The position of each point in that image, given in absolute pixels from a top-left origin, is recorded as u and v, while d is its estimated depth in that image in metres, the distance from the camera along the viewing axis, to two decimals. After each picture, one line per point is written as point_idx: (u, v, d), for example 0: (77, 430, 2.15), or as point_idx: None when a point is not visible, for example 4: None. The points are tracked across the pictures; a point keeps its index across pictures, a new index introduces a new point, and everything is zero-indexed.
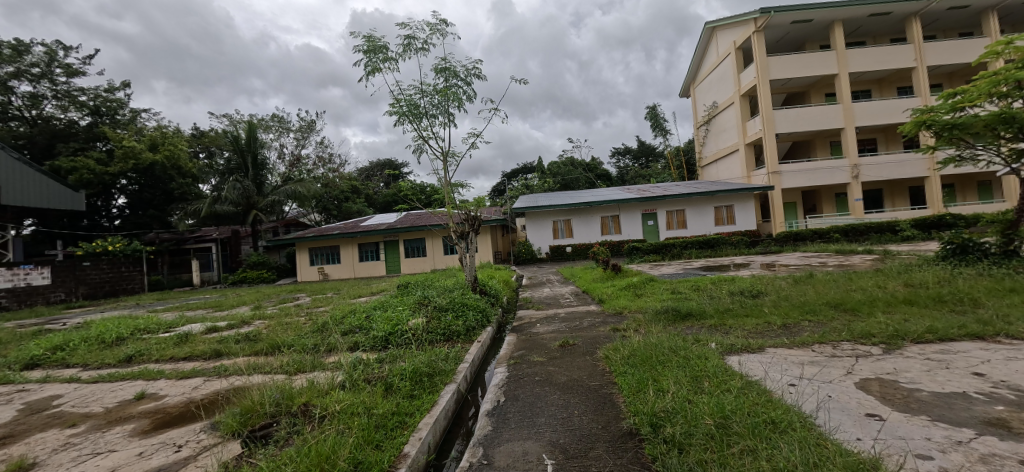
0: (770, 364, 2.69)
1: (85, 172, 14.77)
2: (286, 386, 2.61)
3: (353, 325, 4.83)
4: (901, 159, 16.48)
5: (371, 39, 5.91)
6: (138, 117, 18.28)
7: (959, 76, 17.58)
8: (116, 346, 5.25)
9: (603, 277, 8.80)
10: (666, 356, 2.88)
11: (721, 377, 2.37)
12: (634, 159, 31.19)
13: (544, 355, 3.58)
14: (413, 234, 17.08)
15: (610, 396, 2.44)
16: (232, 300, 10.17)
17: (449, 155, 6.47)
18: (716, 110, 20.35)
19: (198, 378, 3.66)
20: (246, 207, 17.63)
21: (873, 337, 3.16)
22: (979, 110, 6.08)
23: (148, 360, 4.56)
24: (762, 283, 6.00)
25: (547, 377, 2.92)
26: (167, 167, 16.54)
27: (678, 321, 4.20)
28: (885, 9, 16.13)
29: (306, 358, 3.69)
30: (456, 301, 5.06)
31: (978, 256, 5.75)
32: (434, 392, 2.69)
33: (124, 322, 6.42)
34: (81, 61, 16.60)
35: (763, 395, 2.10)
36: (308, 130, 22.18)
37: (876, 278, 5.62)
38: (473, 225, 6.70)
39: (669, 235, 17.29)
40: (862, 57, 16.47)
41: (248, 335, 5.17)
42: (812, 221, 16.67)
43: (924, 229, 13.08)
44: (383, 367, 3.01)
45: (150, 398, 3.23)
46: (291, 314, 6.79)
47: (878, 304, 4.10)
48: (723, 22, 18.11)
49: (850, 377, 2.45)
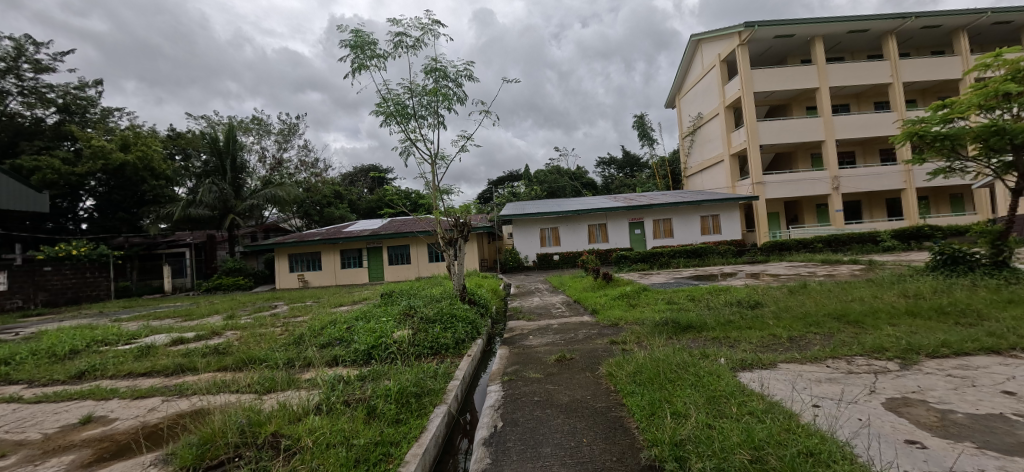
0: (788, 382, 2.51)
1: (48, 172, 13.93)
2: (254, 411, 2.28)
3: (333, 338, 4.49)
4: (880, 171, 16.95)
5: (359, 35, 5.66)
6: (110, 116, 17.44)
7: (932, 92, 18.31)
8: (67, 360, 4.73)
9: (594, 286, 8.63)
10: (676, 372, 2.67)
11: (741, 398, 2.17)
12: (620, 169, 31.48)
13: (540, 371, 3.33)
14: (398, 240, 16.65)
15: (620, 420, 2.21)
16: (203, 308, 9.62)
17: (438, 158, 6.25)
18: (701, 121, 20.67)
19: (156, 399, 3.25)
20: (223, 211, 17.07)
21: (887, 351, 3.01)
22: (962, 123, 6.22)
23: (103, 375, 4.10)
24: (758, 293, 5.89)
25: (547, 397, 2.66)
26: (139, 168, 15.74)
27: (679, 333, 4.01)
28: (863, 26, 16.70)
29: (279, 375, 3.35)
30: (445, 312, 4.75)
31: (968, 267, 5.80)
32: (423, 416, 2.40)
33: (81, 333, 5.87)
34: (51, 57, 15.81)
35: (790, 419, 1.91)
36: (290, 133, 21.61)
37: (871, 289, 5.57)
38: (462, 231, 6.44)
39: (656, 243, 17.31)
40: (842, 72, 16.96)
41: (217, 348, 4.75)
42: (797, 230, 16.90)
43: (905, 240, 13.38)
44: (364, 388, 2.69)
45: (98, 422, 2.82)
46: (266, 324, 6.36)
47: (880, 315, 3.99)
48: (708, 35, 18.48)
49: (875, 397, 2.29)
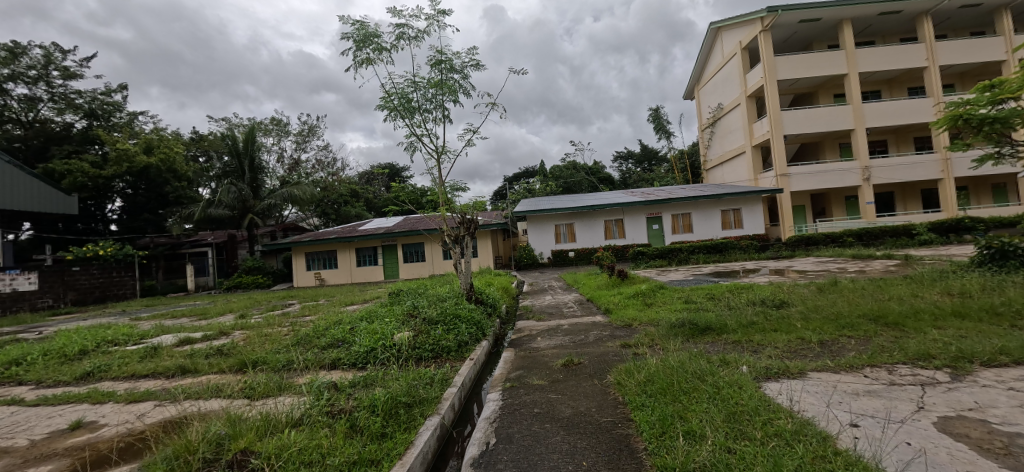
0: (819, 395, 2.22)
1: (79, 175, 14.43)
2: (234, 422, 2.15)
3: (335, 339, 4.35)
4: (915, 161, 15.96)
5: (363, 27, 5.52)
6: (135, 119, 17.96)
7: (971, 75, 17.19)
8: (77, 361, 4.76)
9: (609, 284, 8.37)
10: (692, 382, 2.40)
11: (765, 415, 1.92)
12: (637, 163, 30.79)
13: (545, 377, 3.11)
14: (411, 238, 16.63)
15: (625, 439, 1.97)
16: (218, 307, 9.70)
17: (445, 154, 6.08)
18: (721, 112, 19.96)
19: (149, 403, 3.17)
20: (242, 211, 17.39)
21: (934, 359, 2.67)
22: (1010, 105, 5.68)
23: (106, 377, 4.09)
24: (784, 291, 5.51)
25: (548, 410, 2.43)
26: (162, 170, 16.20)
27: (697, 336, 3.71)
28: (896, 8, 15.75)
29: (274, 378, 3.23)
30: (448, 312, 4.56)
31: (1018, 262, 5.29)
32: (410, 430, 2.21)
33: (94, 334, 5.92)
34: (79, 64, 16.33)
35: (825, 444, 1.66)
36: (308, 133, 21.93)
37: (910, 286, 5.11)
38: (469, 228, 6.20)
39: (674, 239, 16.80)
40: (872, 57, 16.04)
41: (220, 349, 4.69)
42: (824, 224, 16.11)
43: (943, 232, 12.56)
44: (353, 397, 2.51)
45: (86, 429, 2.75)
46: (274, 324, 6.33)
47: (923, 317, 3.60)
48: (728, 22, 17.74)
49: (924, 415, 1.98)
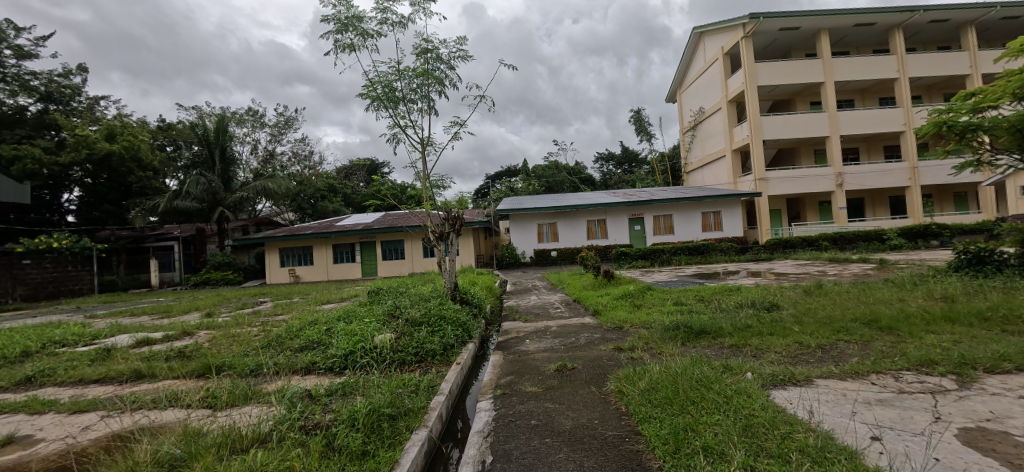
0: (828, 404, 2.13)
1: (29, 162, 13.31)
2: (188, 443, 1.86)
3: (311, 340, 4.03)
4: (886, 169, 16.58)
5: (346, 9, 5.19)
6: (96, 104, 16.79)
7: (938, 88, 18.03)
8: (17, 363, 4.28)
9: (594, 284, 8.26)
10: (698, 391, 2.25)
11: (782, 428, 1.78)
12: (618, 165, 31.06)
13: (538, 384, 2.93)
14: (391, 235, 16.19)
15: (637, 456, 1.80)
16: (184, 304, 9.14)
17: (430, 147, 5.82)
18: (703, 116, 20.25)
19: (95, 414, 2.80)
20: (211, 203, 16.53)
21: (937, 365, 2.62)
22: (989, 114, 5.84)
23: (51, 382, 3.67)
24: (771, 293, 5.50)
25: (546, 421, 2.25)
26: (125, 159, 15.18)
27: (692, 340, 3.61)
28: (870, 20, 16.31)
29: (241, 385, 2.93)
30: (433, 313, 4.31)
31: (995, 267, 5.45)
32: (396, 446, 1.98)
33: (39, 333, 5.39)
34: (34, 43, 15.12)
35: (855, 463, 1.52)
36: (286, 125, 21.08)
37: (892, 290, 5.17)
38: (454, 225, 5.92)
39: (656, 240, 16.93)
40: (847, 66, 16.57)
41: (182, 351, 4.30)
42: (799, 228, 16.54)
43: (911, 238, 13.08)
44: (332, 407, 2.26)
45: (19, 444, 2.39)
46: (243, 324, 5.94)
47: (915, 321, 3.60)
48: (712, 27, 17.99)
49: (944, 427, 1.89)
